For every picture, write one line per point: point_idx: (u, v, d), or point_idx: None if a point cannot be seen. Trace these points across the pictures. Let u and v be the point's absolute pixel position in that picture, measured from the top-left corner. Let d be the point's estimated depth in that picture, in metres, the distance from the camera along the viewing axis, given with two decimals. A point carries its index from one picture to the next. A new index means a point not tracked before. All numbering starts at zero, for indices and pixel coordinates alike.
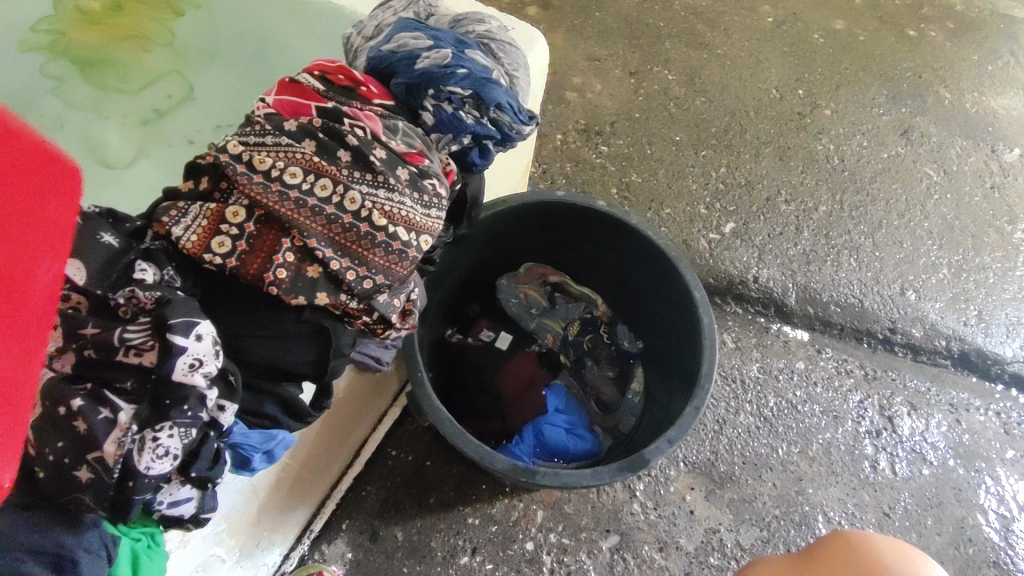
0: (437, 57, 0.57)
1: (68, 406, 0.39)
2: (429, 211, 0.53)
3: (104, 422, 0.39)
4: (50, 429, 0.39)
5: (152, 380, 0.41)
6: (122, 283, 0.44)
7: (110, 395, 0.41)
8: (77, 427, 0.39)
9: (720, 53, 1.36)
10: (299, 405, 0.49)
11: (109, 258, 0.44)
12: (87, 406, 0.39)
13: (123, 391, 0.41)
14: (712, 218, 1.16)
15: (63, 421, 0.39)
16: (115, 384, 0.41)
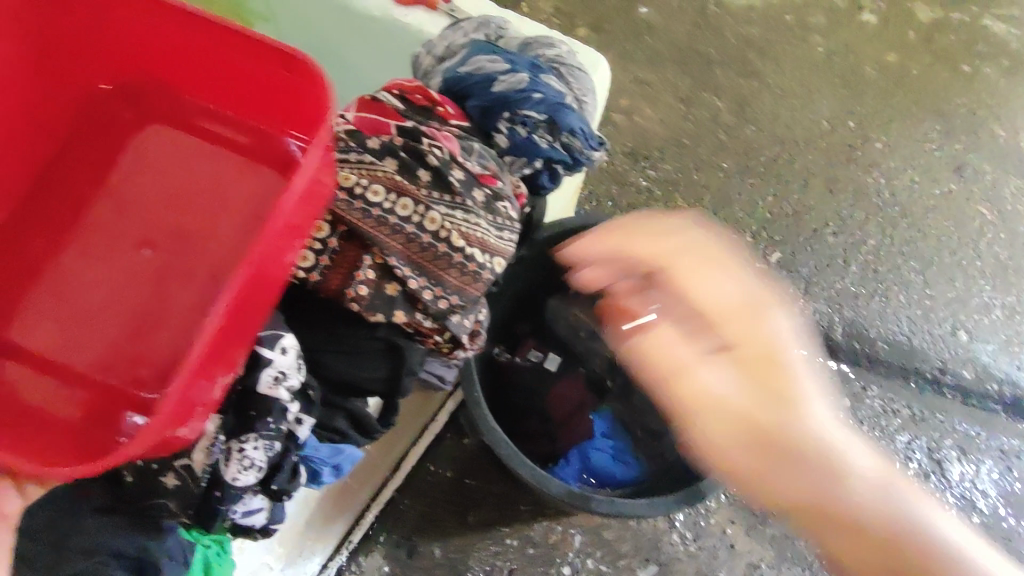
0: (513, 81, 0.57)
1: None
2: (502, 233, 0.53)
3: None
4: None
5: (237, 391, 0.42)
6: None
7: None
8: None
9: (770, 82, 1.36)
10: (367, 420, 0.49)
11: None
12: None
13: None
14: (759, 247, 1.15)
15: None
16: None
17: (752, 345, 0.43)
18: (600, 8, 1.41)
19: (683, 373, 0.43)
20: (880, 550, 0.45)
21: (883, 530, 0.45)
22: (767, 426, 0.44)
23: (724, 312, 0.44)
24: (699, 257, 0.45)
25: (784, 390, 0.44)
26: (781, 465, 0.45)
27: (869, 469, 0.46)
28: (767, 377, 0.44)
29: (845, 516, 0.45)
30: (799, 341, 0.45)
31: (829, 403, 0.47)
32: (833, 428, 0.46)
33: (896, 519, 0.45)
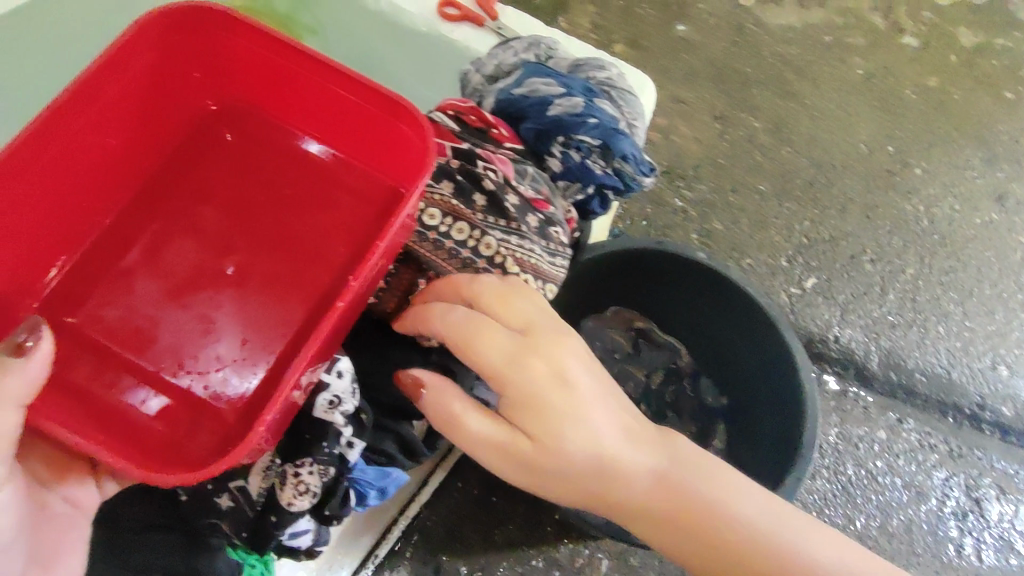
0: (569, 105, 0.57)
1: None
2: (554, 259, 0.53)
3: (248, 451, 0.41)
4: None
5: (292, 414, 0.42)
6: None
7: None
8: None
9: (808, 103, 1.34)
10: (414, 444, 0.49)
11: None
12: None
13: None
14: (794, 272, 1.14)
15: None
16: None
17: (539, 378, 0.45)
18: (638, 25, 1.41)
19: (469, 417, 0.46)
20: (696, 529, 0.47)
21: (699, 509, 0.47)
22: (550, 449, 0.46)
23: (502, 354, 0.46)
24: (496, 296, 0.47)
25: (569, 407, 0.46)
26: (577, 485, 0.47)
27: (658, 449, 0.49)
28: (544, 408, 0.45)
29: (644, 512, 0.48)
30: (587, 362, 0.48)
31: (628, 404, 0.50)
32: (626, 429, 0.49)
33: (706, 495, 0.48)
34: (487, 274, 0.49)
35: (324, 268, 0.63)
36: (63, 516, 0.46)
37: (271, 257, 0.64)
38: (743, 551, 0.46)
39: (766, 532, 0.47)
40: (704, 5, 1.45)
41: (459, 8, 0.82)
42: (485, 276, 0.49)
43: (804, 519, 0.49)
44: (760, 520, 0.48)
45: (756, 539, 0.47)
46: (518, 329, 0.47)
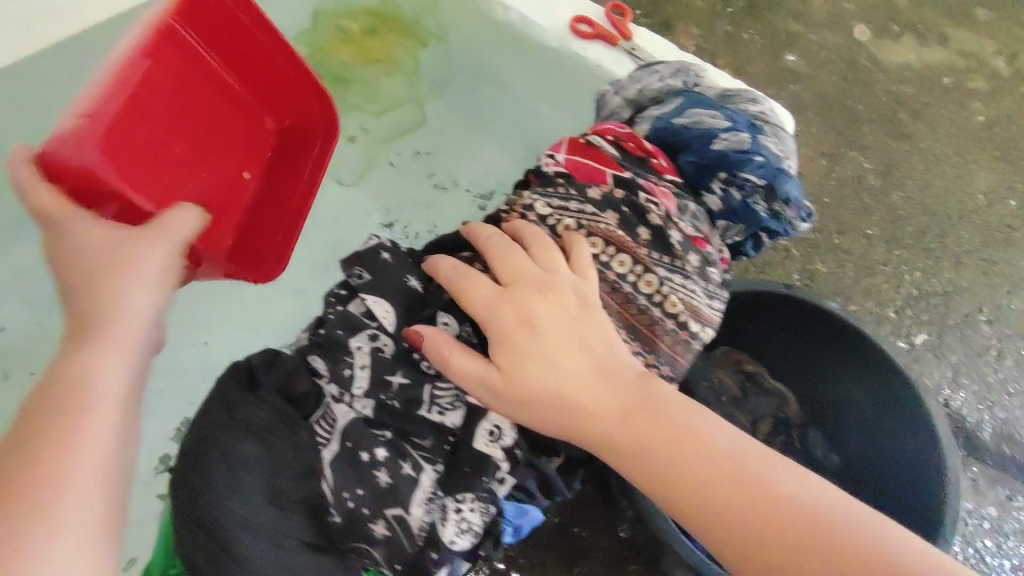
0: (736, 140, 0.54)
1: (374, 455, 0.41)
2: (712, 301, 0.50)
3: (408, 479, 0.41)
4: (353, 475, 0.41)
5: (449, 443, 0.43)
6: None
7: (409, 448, 0.42)
8: (378, 478, 0.41)
9: (923, 146, 1.27)
10: (556, 484, 0.46)
11: (412, 303, 0.47)
12: (390, 458, 0.41)
13: (420, 447, 0.43)
14: (902, 324, 1.07)
15: (367, 469, 0.41)
16: (414, 437, 0.43)
17: (512, 323, 0.45)
18: (744, 52, 1.36)
19: (457, 355, 0.43)
20: (673, 466, 0.43)
21: (672, 447, 0.43)
22: (520, 386, 0.43)
23: (487, 302, 0.45)
24: (500, 254, 0.48)
25: (544, 348, 0.45)
26: (553, 425, 0.44)
27: (629, 386, 0.45)
28: (521, 350, 0.44)
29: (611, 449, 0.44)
30: (571, 307, 0.46)
31: (614, 344, 0.46)
32: (599, 367, 0.45)
33: (680, 428, 0.44)
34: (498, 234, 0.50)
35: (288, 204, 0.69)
36: None
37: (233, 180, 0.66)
38: (705, 481, 0.43)
39: (725, 458, 0.43)
40: (816, 36, 1.40)
41: (593, 25, 0.80)
42: (490, 231, 0.50)
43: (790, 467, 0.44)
44: (741, 456, 0.43)
45: (730, 472, 0.43)
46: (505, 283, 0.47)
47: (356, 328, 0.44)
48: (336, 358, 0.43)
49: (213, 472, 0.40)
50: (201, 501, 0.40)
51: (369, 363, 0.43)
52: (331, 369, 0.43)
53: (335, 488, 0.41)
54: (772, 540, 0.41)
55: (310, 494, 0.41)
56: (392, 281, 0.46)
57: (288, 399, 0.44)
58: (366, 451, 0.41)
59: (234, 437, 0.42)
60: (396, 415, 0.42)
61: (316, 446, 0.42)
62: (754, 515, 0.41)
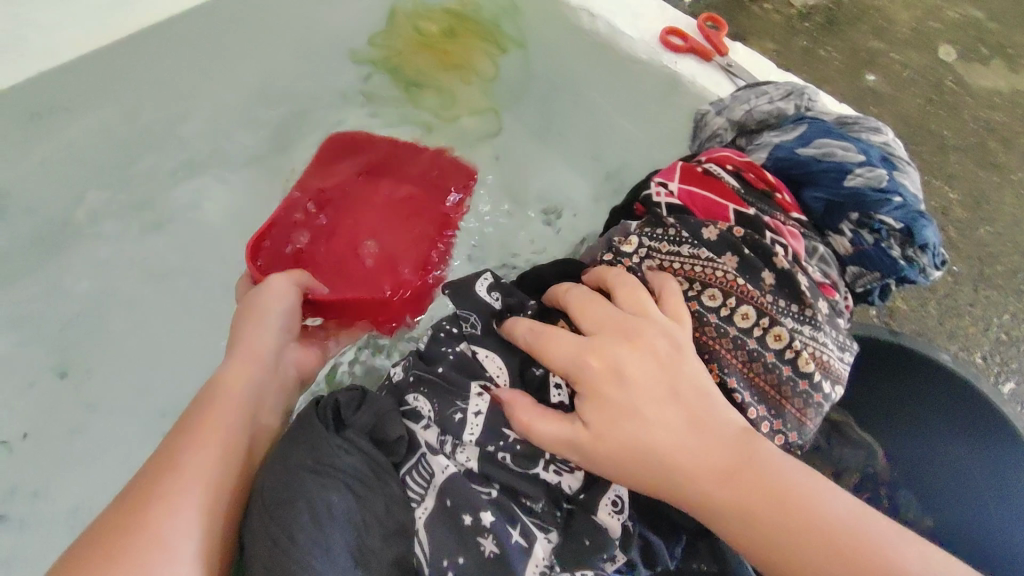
0: (872, 176, 0.48)
1: (480, 519, 0.37)
2: (843, 354, 0.45)
3: (519, 547, 0.37)
4: (455, 540, 0.37)
5: (562, 510, 0.40)
6: (537, 398, 0.44)
7: (518, 512, 0.39)
8: (483, 546, 0.37)
9: (1015, 179, 1.19)
10: (663, 561, 0.41)
11: (524, 355, 0.45)
12: (498, 523, 0.38)
13: (532, 512, 0.39)
14: (991, 371, 1.00)
15: (471, 534, 0.37)
16: (524, 499, 0.40)
17: (599, 373, 0.41)
18: (821, 68, 1.30)
19: (537, 420, 0.40)
20: (774, 539, 0.37)
21: (774, 516, 0.37)
22: (610, 439, 0.39)
23: (572, 346, 0.42)
24: (580, 301, 0.45)
25: (631, 395, 0.41)
26: (634, 481, 0.39)
27: (724, 440, 0.39)
28: (607, 399, 0.41)
29: (703, 514, 0.38)
30: (661, 355, 0.42)
31: (709, 393, 0.41)
32: (693, 418, 0.40)
33: (781, 490, 0.38)
34: (573, 286, 0.47)
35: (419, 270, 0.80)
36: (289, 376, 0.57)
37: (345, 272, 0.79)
38: (810, 553, 0.36)
39: (834, 527, 0.36)
40: (898, 55, 1.32)
41: (685, 38, 0.75)
42: (567, 286, 0.47)
43: (908, 534, 0.38)
44: (857, 527, 0.37)
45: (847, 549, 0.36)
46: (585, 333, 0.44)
47: (475, 376, 0.44)
48: (447, 400, 0.42)
49: (297, 526, 0.36)
50: (284, 560, 0.35)
51: (482, 416, 0.41)
52: (439, 413, 0.41)
53: (435, 550, 0.37)
54: None
55: (399, 558, 0.38)
56: (511, 333, 0.45)
57: (380, 445, 0.41)
58: (474, 514, 0.37)
59: (322, 487, 0.37)
60: (506, 471, 0.40)
61: (409, 502, 0.39)
62: None
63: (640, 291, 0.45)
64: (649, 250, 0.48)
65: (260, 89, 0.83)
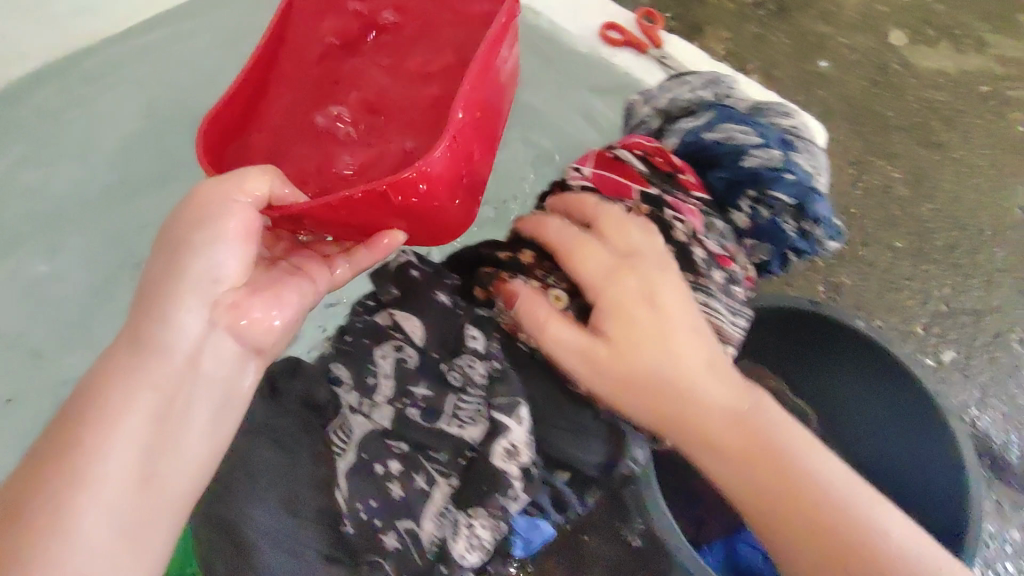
0: (766, 158, 0.53)
1: (385, 468, 0.44)
2: (737, 319, 0.51)
3: (420, 491, 0.44)
4: (367, 487, 0.44)
5: (465, 458, 0.45)
6: (454, 351, 0.48)
7: (423, 462, 0.45)
8: (392, 490, 0.44)
9: (956, 157, 1.25)
10: (570, 500, 0.48)
11: (442, 314, 0.49)
12: (403, 472, 0.45)
13: (437, 460, 0.45)
14: (928, 340, 1.05)
15: (380, 481, 0.44)
16: (429, 451, 0.45)
17: (632, 293, 0.48)
18: (772, 55, 1.34)
19: (557, 327, 0.47)
20: (760, 485, 0.47)
21: (766, 465, 0.47)
22: (628, 360, 0.47)
23: (598, 271, 0.49)
24: (612, 221, 0.50)
25: (649, 330, 0.48)
26: (649, 391, 0.47)
27: (733, 389, 0.48)
28: (631, 322, 0.48)
29: (704, 443, 0.48)
30: (684, 298, 0.49)
31: (716, 344, 0.49)
32: (711, 362, 0.48)
33: (774, 448, 0.47)
34: (611, 201, 0.51)
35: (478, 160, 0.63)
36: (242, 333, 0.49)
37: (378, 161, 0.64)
38: (772, 495, 0.47)
39: (801, 479, 0.47)
40: (846, 39, 1.37)
41: (623, 32, 0.79)
42: (597, 199, 0.52)
43: (860, 492, 0.48)
44: (823, 482, 0.47)
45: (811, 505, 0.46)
46: (620, 254, 0.49)
47: (386, 336, 0.48)
48: (360, 366, 0.48)
49: (243, 480, 0.45)
50: (229, 505, 0.45)
51: (391, 374, 0.47)
52: (355, 377, 0.47)
53: (350, 498, 0.44)
54: (811, 558, 0.46)
55: (324, 505, 0.46)
56: (424, 296, 0.49)
57: (311, 408, 0.48)
58: (380, 464, 0.44)
59: (263, 448, 0.47)
60: (412, 427, 0.45)
61: (333, 456, 0.46)
62: (806, 535, 0.46)
63: (543, 267, 0.51)
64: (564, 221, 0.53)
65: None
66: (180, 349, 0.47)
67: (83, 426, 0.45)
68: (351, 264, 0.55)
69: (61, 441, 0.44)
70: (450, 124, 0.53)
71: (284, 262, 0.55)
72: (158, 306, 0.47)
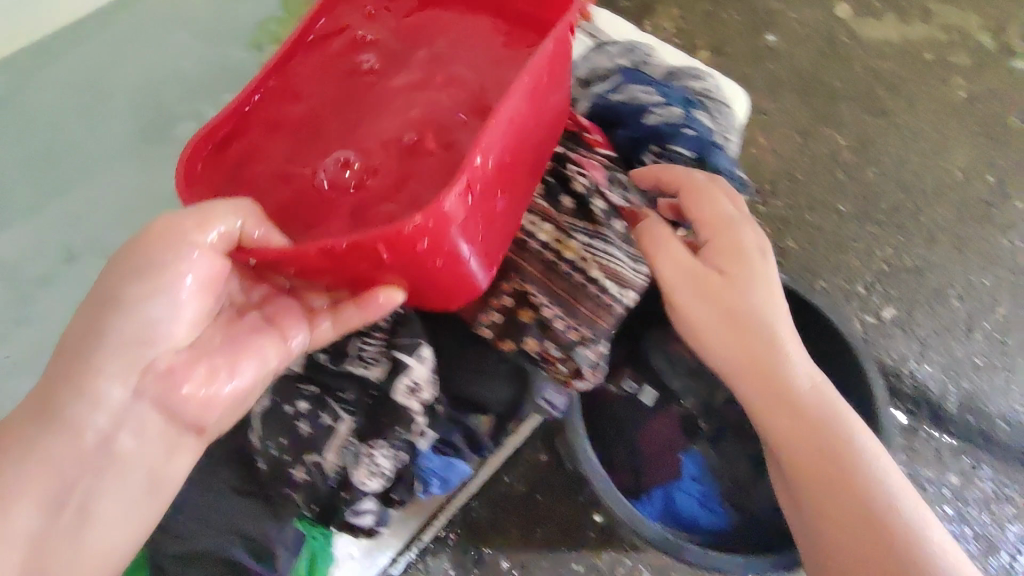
0: (667, 115, 0.61)
1: (296, 408, 0.59)
2: (638, 266, 0.60)
3: (326, 427, 0.58)
4: (282, 425, 0.59)
5: (369, 395, 0.59)
6: None
7: (331, 403, 0.59)
8: (302, 428, 0.59)
9: (901, 123, 1.28)
10: (479, 440, 0.62)
11: None
12: (313, 413, 0.59)
13: (343, 401, 0.59)
14: (871, 299, 1.09)
15: (291, 418, 0.59)
16: (338, 394, 0.59)
17: (750, 246, 0.58)
18: (724, 31, 1.37)
19: (680, 246, 0.58)
20: (821, 428, 0.56)
21: (828, 415, 0.57)
22: (739, 293, 0.57)
23: (720, 217, 0.59)
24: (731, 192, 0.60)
25: (753, 275, 0.57)
26: (750, 317, 0.57)
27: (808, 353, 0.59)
28: (744, 267, 0.58)
29: (784, 380, 0.57)
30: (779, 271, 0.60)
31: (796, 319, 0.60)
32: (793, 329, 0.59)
33: (835, 407, 0.57)
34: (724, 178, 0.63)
35: (513, 198, 0.57)
36: (187, 396, 0.55)
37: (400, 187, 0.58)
38: (828, 444, 0.56)
39: (848, 442, 0.56)
40: (794, 13, 1.40)
41: None
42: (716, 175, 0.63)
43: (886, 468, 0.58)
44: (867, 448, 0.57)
45: (850, 484, 0.55)
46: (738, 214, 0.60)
47: None
48: None
49: None
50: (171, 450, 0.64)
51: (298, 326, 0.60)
52: None
53: (268, 436, 0.59)
54: (849, 505, 0.54)
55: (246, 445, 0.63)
56: None
57: None
58: (292, 406, 0.59)
59: None
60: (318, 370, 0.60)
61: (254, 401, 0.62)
62: (847, 485, 0.55)
63: None
64: None
65: (214, 96, 1.04)
66: (93, 426, 0.52)
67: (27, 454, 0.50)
68: (335, 322, 0.58)
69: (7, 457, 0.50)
70: (464, 168, 0.47)
71: (258, 312, 0.59)
72: (80, 370, 0.52)
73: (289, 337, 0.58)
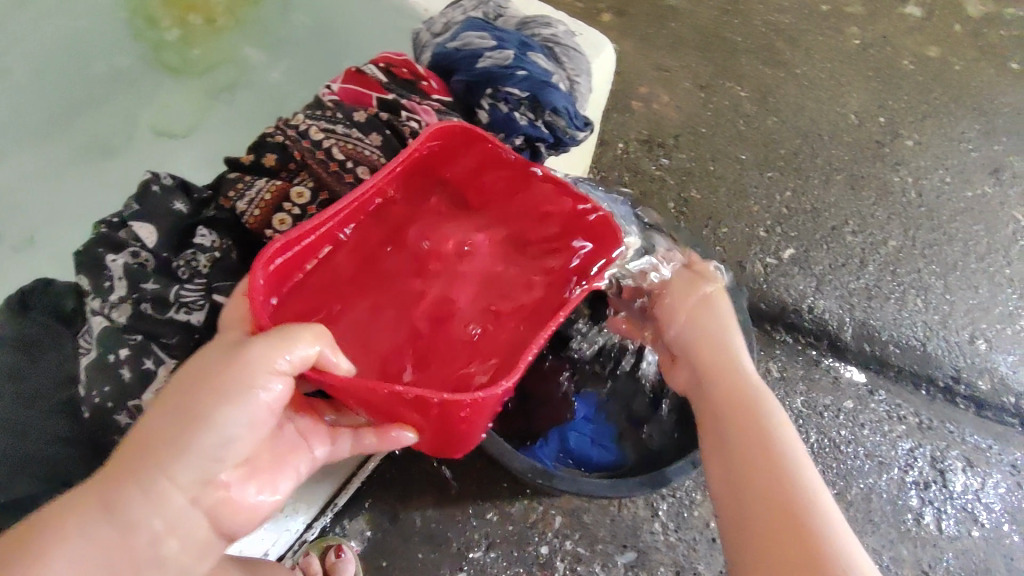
0: (499, 57, 0.70)
1: (117, 355, 0.65)
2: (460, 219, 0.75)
3: (148, 368, 0.65)
4: (103, 373, 0.64)
5: (192, 338, 0.66)
6: (183, 247, 0.70)
7: (155, 347, 0.66)
8: (123, 373, 0.65)
9: (799, 73, 1.32)
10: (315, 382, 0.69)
11: (172, 224, 0.71)
12: (133, 356, 0.65)
13: (168, 344, 0.66)
14: (771, 242, 1.13)
15: (113, 364, 0.64)
16: (161, 339, 0.66)
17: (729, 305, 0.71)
18: None
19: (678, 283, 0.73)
20: (755, 422, 0.60)
21: (765, 412, 0.61)
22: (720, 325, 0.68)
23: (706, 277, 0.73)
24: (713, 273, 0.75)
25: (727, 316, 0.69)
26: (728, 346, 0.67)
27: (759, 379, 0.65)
28: (719, 309, 0.70)
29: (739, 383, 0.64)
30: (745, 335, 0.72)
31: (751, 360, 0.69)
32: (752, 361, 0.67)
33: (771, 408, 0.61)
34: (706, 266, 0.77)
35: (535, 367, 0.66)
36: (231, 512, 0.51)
37: (451, 352, 0.64)
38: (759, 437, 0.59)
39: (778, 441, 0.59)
40: None
41: None
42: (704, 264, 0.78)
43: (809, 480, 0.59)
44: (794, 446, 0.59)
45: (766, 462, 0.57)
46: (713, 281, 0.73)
47: (120, 245, 0.69)
48: (100, 277, 0.68)
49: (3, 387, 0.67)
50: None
51: (127, 276, 0.67)
52: (96, 284, 0.68)
53: (90, 383, 0.65)
54: (761, 483, 0.56)
55: (68, 398, 0.67)
56: (157, 218, 0.71)
57: (62, 320, 0.71)
58: (113, 353, 0.65)
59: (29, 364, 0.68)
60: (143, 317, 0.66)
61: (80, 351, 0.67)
62: (767, 472, 0.57)
63: (276, 169, 0.71)
64: (313, 125, 0.71)
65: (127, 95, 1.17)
66: (147, 529, 0.47)
67: (55, 541, 0.46)
68: (356, 442, 0.61)
69: (38, 542, 0.46)
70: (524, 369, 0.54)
71: (292, 424, 0.59)
72: (141, 480, 0.47)
73: (315, 450, 0.60)
